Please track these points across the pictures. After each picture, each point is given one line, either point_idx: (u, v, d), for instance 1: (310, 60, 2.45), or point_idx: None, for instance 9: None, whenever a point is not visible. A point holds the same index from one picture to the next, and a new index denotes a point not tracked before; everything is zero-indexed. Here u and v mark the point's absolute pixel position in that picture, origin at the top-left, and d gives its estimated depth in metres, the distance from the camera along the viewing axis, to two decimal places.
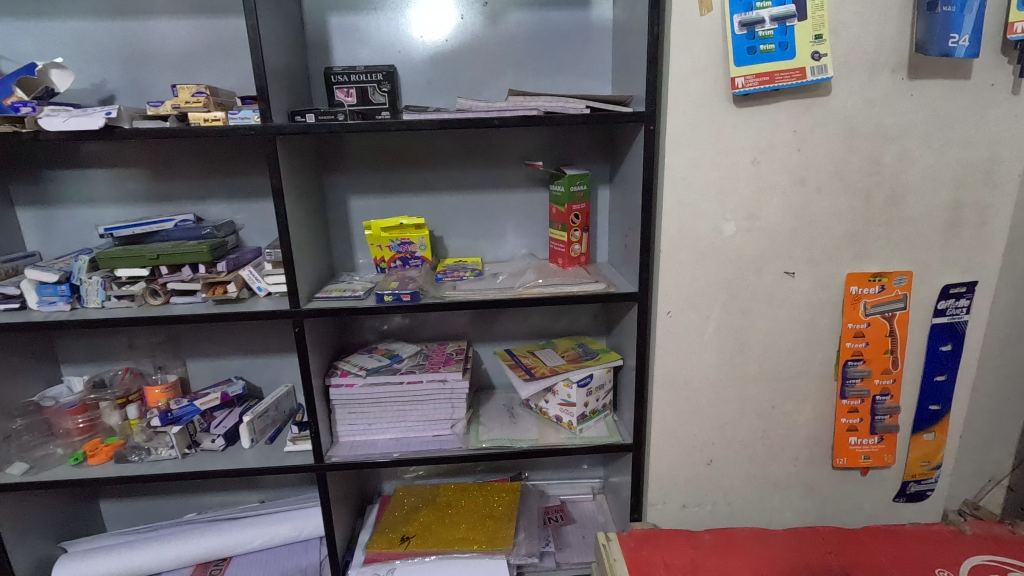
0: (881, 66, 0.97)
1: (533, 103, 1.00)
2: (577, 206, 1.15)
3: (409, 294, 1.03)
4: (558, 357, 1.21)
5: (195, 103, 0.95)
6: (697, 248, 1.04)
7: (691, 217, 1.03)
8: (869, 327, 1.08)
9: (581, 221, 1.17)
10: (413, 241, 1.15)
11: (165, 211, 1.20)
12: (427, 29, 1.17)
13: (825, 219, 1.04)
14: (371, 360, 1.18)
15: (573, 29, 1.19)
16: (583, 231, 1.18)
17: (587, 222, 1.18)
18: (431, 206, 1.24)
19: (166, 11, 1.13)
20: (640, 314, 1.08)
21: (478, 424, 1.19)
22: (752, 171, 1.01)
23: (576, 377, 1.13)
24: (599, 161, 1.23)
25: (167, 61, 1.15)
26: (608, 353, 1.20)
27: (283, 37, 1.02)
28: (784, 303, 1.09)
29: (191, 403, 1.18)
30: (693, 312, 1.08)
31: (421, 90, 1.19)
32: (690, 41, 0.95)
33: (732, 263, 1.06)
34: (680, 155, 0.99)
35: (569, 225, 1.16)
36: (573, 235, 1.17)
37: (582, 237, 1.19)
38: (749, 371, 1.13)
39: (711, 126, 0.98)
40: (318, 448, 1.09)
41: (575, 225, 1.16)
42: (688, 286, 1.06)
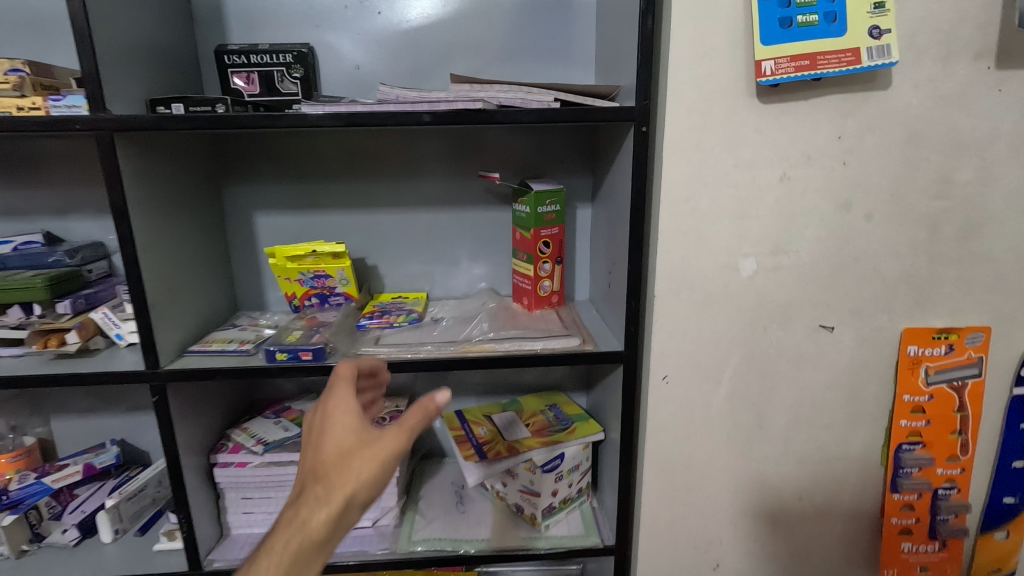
0: (960, 51, 0.71)
1: (480, 93, 0.72)
2: (547, 232, 0.88)
3: (311, 352, 0.75)
4: (521, 426, 0.94)
5: (4, 85, 0.67)
6: (704, 293, 0.77)
7: (696, 251, 0.75)
8: (932, 399, 0.82)
9: (553, 251, 0.90)
10: (331, 274, 0.88)
11: (14, 229, 0.92)
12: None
13: (876, 257, 0.77)
14: (275, 430, 0.90)
15: (548, 4, 0.92)
16: (555, 264, 0.91)
17: (561, 251, 0.91)
18: (363, 227, 0.97)
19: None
20: (627, 378, 0.81)
21: (414, 513, 0.92)
22: (780, 191, 0.74)
23: (541, 459, 0.86)
24: (578, 172, 0.97)
25: (15, 33, 0.88)
26: (585, 422, 0.93)
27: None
28: (820, 365, 0.81)
29: (39, 483, 0.89)
30: (697, 377, 0.81)
31: (348, 79, 0.92)
32: (701, 9, 0.68)
33: (751, 313, 0.78)
34: (684, 167, 0.72)
35: (538, 257, 0.89)
36: (541, 269, 0.90)
37: (553, 271, 0.92)
38: (770, 453, 0.85)
39: (726, 128, 0.72)
40: (192, 552, 0.81)
41: (545, 257, 0.89)
42: (691, 343, 0.79)
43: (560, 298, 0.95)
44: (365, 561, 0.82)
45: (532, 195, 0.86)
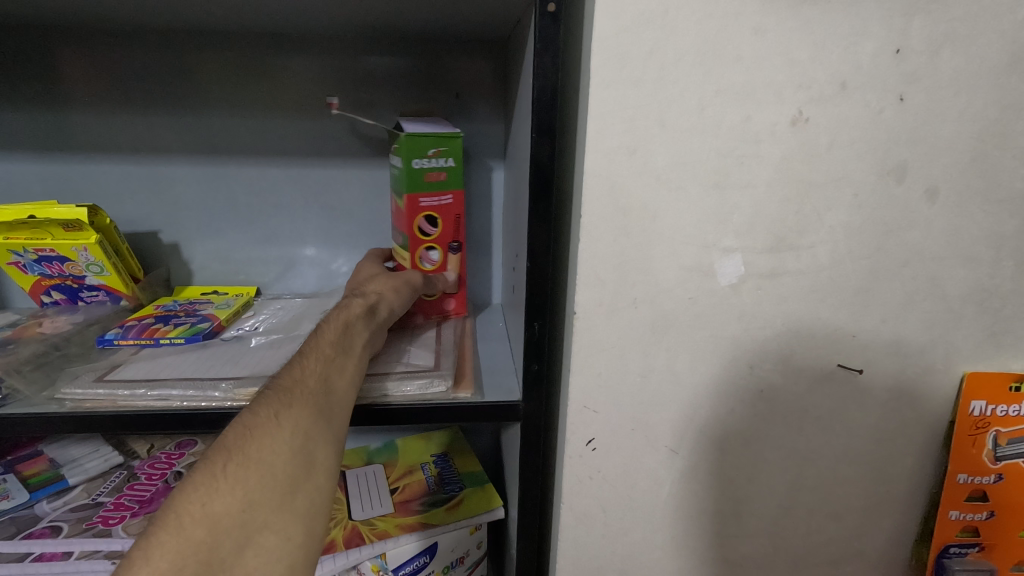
0: None
1: None
2: (429, 203, 0.55)
3: None
4: (384, 492, 0.63)
5: None
6: (657, 310, 0.46)
7: (648, 240, 0.45)
8: (1000, 482, 0.53)
9: (442, 235, 0.58)
10: (68, 257, 0.55)
11: None
12: None
13: (934, 258, 0.48)
14: None
15: None
16: (450, 254, 0.58)
17: (462, 233, 0.58)
18: (157, 183, 0.65)
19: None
20: (529, 442, 0.50)
21: None
22: (790, 144, 0.44)
23: (394, 557, 0.56)
24: (483, 115, 0.66)
25: None
26: (479, 490, 0.63)
27: None
28: (835, 426, 0.52)
29: None
30: (642, 441, 0.50)
31: None
32: None
33: (731, 345, 0.48)
34: (625, 91, 0.41)
35: (415, 241, 0.57)
36: (425, 260, 0.58)
37: (449, 264, 0.59)
38: (748, 550, 0.56)
39: (705, 23, 0.40)
40: None
41: (429, 241, 0.57)
42: (633, 388, 0.49)
43: (458, 304, 0.64)
44: None
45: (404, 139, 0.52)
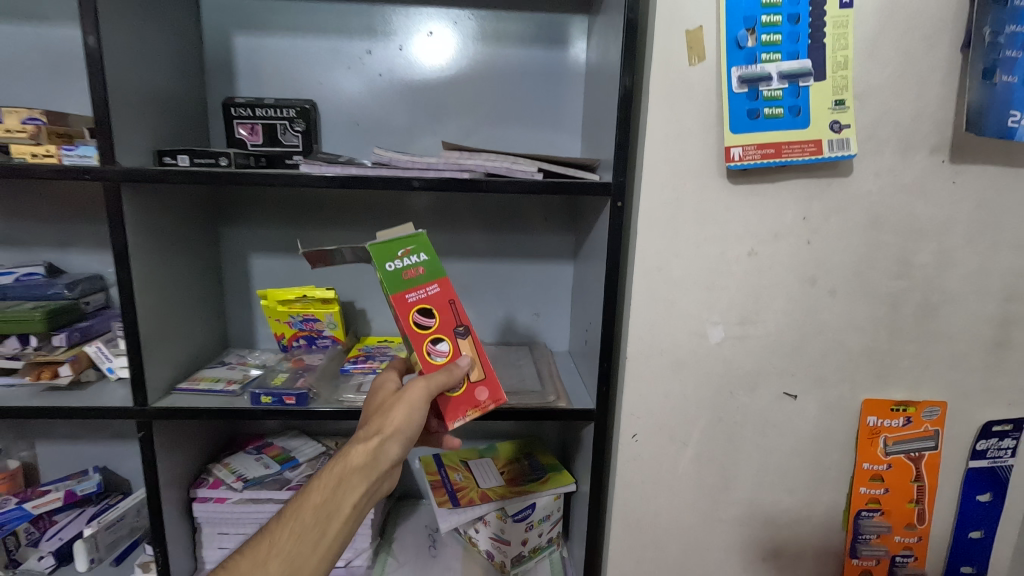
0: (921, 143, 0.75)
1: (467, 161, 0.77)
2: (416, 295, 0.64)
3: (294, 396, 0.79)
4: (496, 473, 0.96)
5: (20, 133, 0.72)
6: (673, 357, 0.81)
7: (668, 318, 0.79)
8: (890, 469, 0.85)
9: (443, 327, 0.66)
10: (319, 318, 0.92)
11: (16, 259, 0.95)
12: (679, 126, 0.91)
13: (838, 330, 0.81)
14: (255, 466, 0.92)
15: (540, 72, 0.98)
16: (457, 339, 0.65)
17: (459, 316, 0.66)
18: (354, 271, 1.02)
19: (11, 12, 0.89)
20: (599, 436, 0.84)
21: (387, 554, 0.94)
22: (748, 266, 0.78)
23: (512, 509, 0.88)
24: (560, 230, 1.02)
25: (27, 74, 0.91)
26: (558, 473, 0.96)
27: (160, 59, 0.80)
28: (784, 431, 0.84)
29: (20, 508, 0.91)
30: (665, 436, 0.84)
31: (347, 135, 0.97)
32: (677, 96, 0.72)
33: (719, 379, 0.82)
34: (656, 240, 0.77)
35: (420, 337, 0.64)
36: (437, 353, 0.65)
37: (462, 350, 0.66)
38: (735, 513, 0.87)
39: (698, 205, 0.76)
40: None
41: (432, 333, 0.65)
42: (660, 404, 0.82)
43: (490, 390, 0.67)
44: None
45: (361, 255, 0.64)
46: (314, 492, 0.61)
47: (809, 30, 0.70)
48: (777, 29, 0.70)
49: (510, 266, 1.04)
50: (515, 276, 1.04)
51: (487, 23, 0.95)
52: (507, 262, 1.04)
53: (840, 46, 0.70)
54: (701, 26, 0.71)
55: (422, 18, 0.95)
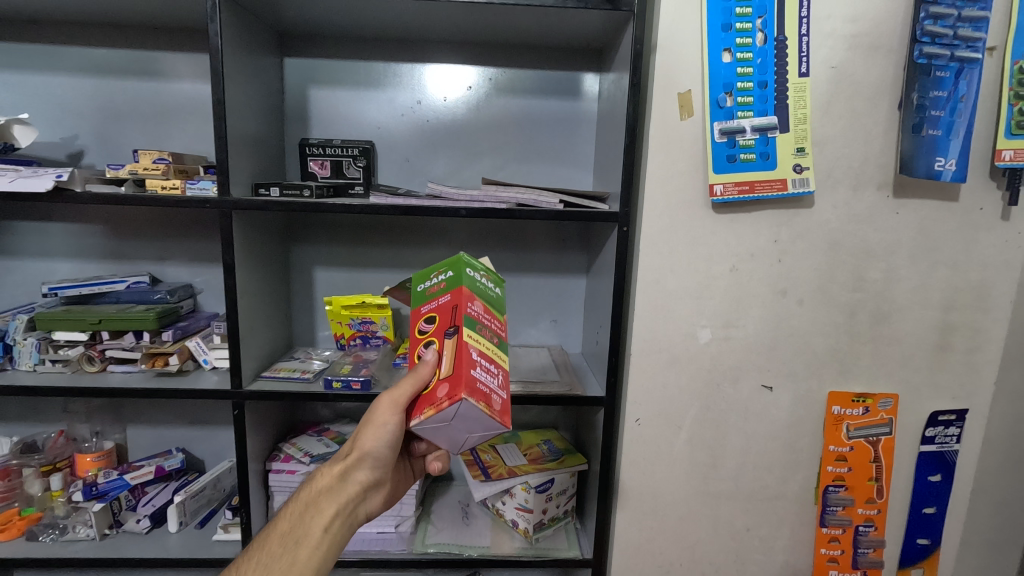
0: (869, 181, 0.93)
1: (503, 193, 0.96)
2: (430, 306, 0.70)
3: (360, 382, 0.97)
4: (520, 455, 1.13)
5: (154, 170, 0.92)
6: (669, 354, 0.98)
7: (665, 321, 0.97)
8: (852, 450, 1.01)
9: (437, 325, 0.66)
10: (374, 320, 1.10)
11: (122, 269, 1.15)
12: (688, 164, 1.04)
13: (806, 333, 0.98)
14: (318, 446, 1.10)
15: (559, 118, 1.17)
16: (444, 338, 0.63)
17: (454, 318, 0.63)
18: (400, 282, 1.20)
19: (131, 70, 1.09)
20: (608, 419, 1.00)
21: (427, 522, 1.11)
22: (730, 279, 0.96)
23: (534, 482, 1.04)
24: (575, 249, 1.21)
25: (139, 118, 1.11)
26: (573, 455, 1.13)
27: (257, 110, 1.00)
28: (764, 418, 1.01)
29: (121, 478, 1.10)
30: (663, 421, 1.00)
31: (398, 169, 1.17)
32: (670, 143, 0.91)
33: (707, 373, 0.99)
34: (655, 258, 0.95)
35: (420, 338, 0.68)
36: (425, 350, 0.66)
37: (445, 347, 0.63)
38: (723, 489, 1.03)
39: (689, 230, 0.94)
40: (248, 540, 1.00)
41: (428, 335, 0.67)
42: (658, 393, 0.99)
43: (444, 387, 0.61)
44: (387, 557, 1.00)
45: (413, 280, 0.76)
46: (290, 514, 0.71)
47: (775, 93, 0.88)
48: (750, 92, 0.88)
49: (532, 279, 1.22)
50: (536, 288, 1.22)
51: (516, 79, 1.15)
52: (530, 276, 1.22)
53: (800, 106, 0.89)
54: (690, 90, 0.90)
55: (462, 75, 1.15)
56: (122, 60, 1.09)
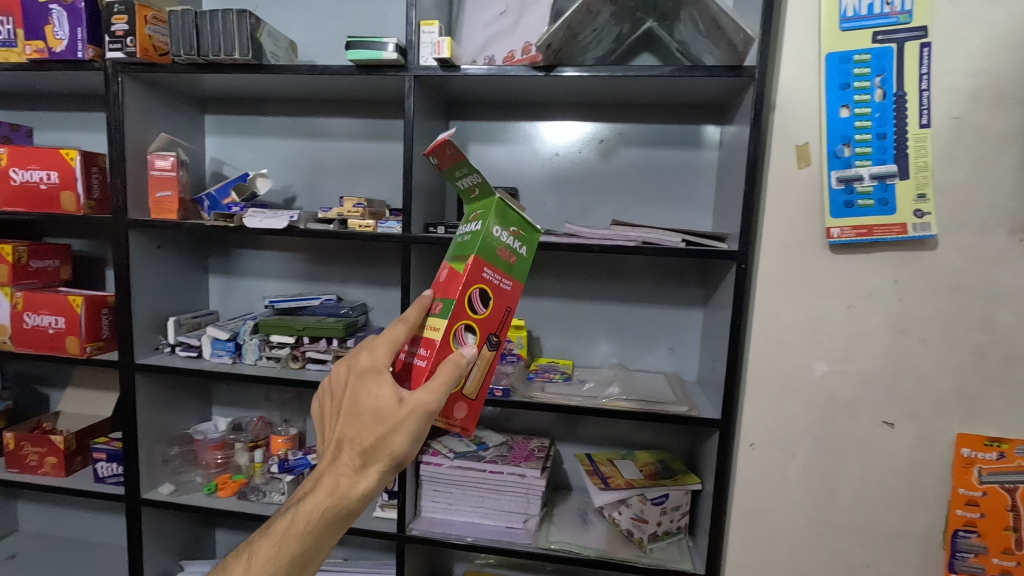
0: (997, 225, 0.95)
1: (630, 232, 1.10)
2: (492, 274, 0.70)
3: (501, 390, 1.14)
4: (636, 470, 1.23)
5: (354, 212, 1.18)
6: (784, 384, 1.05)
7: (780, 353, 1.04)
8: (985, 496, 0.99)
9: (478, 324, 0.70)
10: (512, 339, 1.28)
11: (314, 289, 1.44)
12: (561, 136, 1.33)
13: (930, 373, 1.00)
14: (461, 445, 1.27)
15: (681, 166, 1.30)
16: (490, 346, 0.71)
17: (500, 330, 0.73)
18: (533, 309, 1.38)
19: (333, 133, 1.40)
20: (723, 441, 1.08)
21: (549, 523, 1.24)
22: (847, 315, 1.01)
23: (650, 494, 1.14)
24: (693, 284, 1.31)
25: (336, 171, 1.41)
26: (686, 475, 1.21)
27: (430, 164, 1.24)
28: (883, 453, 1.03)
29: (305, 457, 1.33)
30: (777, 447, 1.06)
31: (537, 212, 1.37)
32: (787, 190, 1.01)
33: (824, 405, 1.04)
34: (771, 293, 1.03)
35: (466, 315, 0.69)
36: (462, 342, 0.69)
37: (482, 353, 0.71)
38: (839, 520, 1.06)
39: (805, 268, 1.02)
40: (401, 519, 1.18)
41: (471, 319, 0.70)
42: (773, 420, 1.06)
43: (468, 413, 0.71)
44: (518, 548, 1.15)
45: (488, 215, 0.70)
46: (308, 519, 0.64)
47: (894, 144, 0.95)
48: (868, 143, 0.96)
49: (650, 309, 1.34)
50: (655, 318, 1.34)
51: (643, 133, 1.30)
52: (649, 306, 1.34)
53: (921, 154, 0.94)
54: (807, 142, 0.99)
55: (595, 131, 1.32)
56: (328, 127, 1.40)
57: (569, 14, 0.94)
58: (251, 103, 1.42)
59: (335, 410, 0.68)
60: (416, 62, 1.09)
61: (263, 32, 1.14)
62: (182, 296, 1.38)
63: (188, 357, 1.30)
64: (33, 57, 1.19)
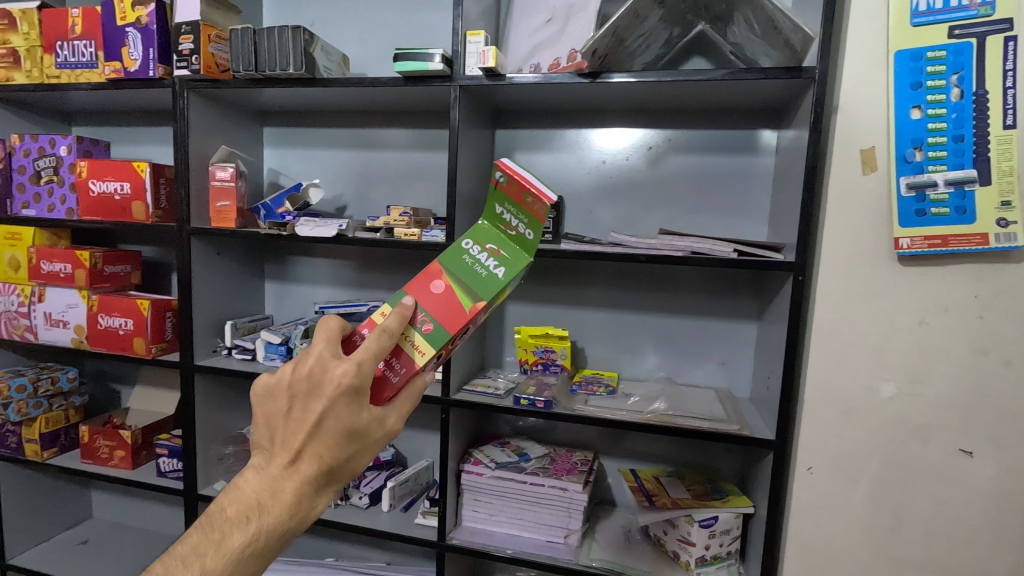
0: None
1: (679, 241, 1.06)
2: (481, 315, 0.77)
3: (543, 402, 1.12)
4: (684, 489, 1.18)
5: (400, 221, 1.20)
6: (846, 404, 0.98)
7: (842, 371, 0.97)
8: None
9: (444, 354, 0.76)
10: (555, 349, 1.27)
11: (362, 296, 1.47)
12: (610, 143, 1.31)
13: (1015, 398, 0.91)
14: (503, 455, 1.26)
15: (735, 173, 1.25)
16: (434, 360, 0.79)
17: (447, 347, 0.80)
18: (577, 319, 1.36)
19: (382, 143, 1.43)
20: (779, 464, 1.02)
21: (591, 540, 1.21)
22: (918, 333, 0.94)
23: (698, 516, 1.08)
24: (747, 295, 1.25)
25: (385, 180, 1.44)
26: (738, 497, 1.15)
27: (475, 173, 1.25)
28: (959, 484, 0.94)
29: None
30: (839, 473, 0.99)
31: (583, 220, 1.34)
32: (851, 198, 0.95)
33: (891, 429, 0.96)
34: (831, 308, 0.97)
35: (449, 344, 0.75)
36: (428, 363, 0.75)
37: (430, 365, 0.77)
38: (908, 555, 0.97)
39: (871, 281, 0.95)
40: (442, 527, 1.18)
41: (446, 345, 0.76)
42: (833, 443, 0.99)
43: None
44: (558, 564, 1.12)
45: (514, 264, 0.75)
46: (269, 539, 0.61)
47: (974, 147, 0.87)
48: (943, 147, 0.88)
49: (700, 321, 1.28)
50: (705, 330, 1.28)
51: (694, 139, 1.26)
52: (700, 318, 1.28)
53: (1005, 158, 0.86)
54: (873, 146, 0.93)
55: (644, 137, 1.29)
56: (378, 137, 1.43)
57: (615, 19, 0.91)
58: (307, 116, 1.47)
59: (296, 419, 0.62)
60: (462, 72, 1.09)
61: (316, 47, 1.18)
62: (239, 301, 1.44)
63: (243, 360, 1.35)
64: (110, 76, 1.28)
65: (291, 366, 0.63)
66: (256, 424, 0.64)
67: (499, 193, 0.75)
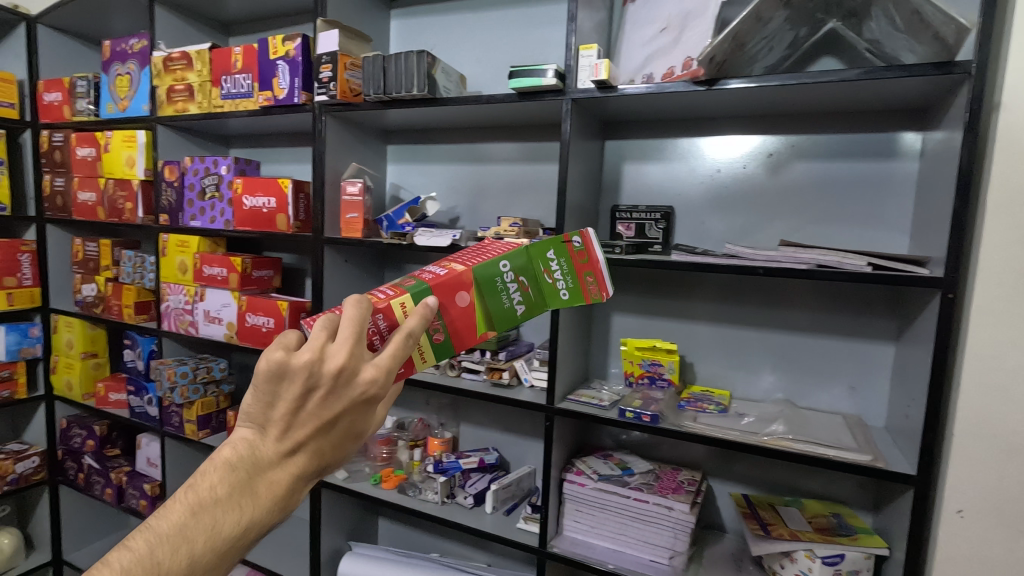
0: None
1: (803, 253, 0.99)
2: None
3: (650, 416, 1.09)
4: (805, 521, 1.09)
5: (510, 232, 1.24)
6: (1007, 442, 0.86)
7: (1002, 404, 0.86)
8: None
9: None
10: (663, 363, 1.24)
11: None
12: (726, 152, 1.26)
13: None
14: (606, 467, 1.25)
15: (869, 179, 1.14)
16: None
17: None
18: (686, 333, 1.31)
19: (494, 157, 1.49)
20: (921, 504, 0.91)
21: (698, 565, 1.16)
22: None
23: (821, 551, 1.00)
24: (882, 314, 1.14)
25: (496, 192, 1.49)
26: (869, 535, 1.05)
27: (584, 184, 1.26)
28: None
29: (457, 461, 1.44)
30: (998, 520, 0.87)
31: (694, 231, 1.30)
32: (1016, 206, 0.83)
33: None
34: (989, 331, 0.86)
35: None
36: None
37: None
38: None
39: None
40: (544, 534, 1.20)
41: None
42: (991, 486, 0.87)
43: None
44: None
45: (536, 308, 0.74)
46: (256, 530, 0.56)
47: None
48: None
49: (825, 341, 1.19)
50: (831, 350, 1.18)
51: (821, 144, 1.18)
52: (825, 337, 1.19)
53: None
54: None
55: (763, 144, 1.22)
56: (490, 151, 1.49)
57: (735, 25, 0.88)
58: (425, 133, 1.57)
59: (308, 411, 0.56)
60: (575, 85, 1.11)
61: (438, 69, 1.26)
62: None
63: None
64: (263, 104, 1.45)
65: (313, 351, 0.54)
66: (256, 396, 0.56)
67: (563, 247, 0.74)
